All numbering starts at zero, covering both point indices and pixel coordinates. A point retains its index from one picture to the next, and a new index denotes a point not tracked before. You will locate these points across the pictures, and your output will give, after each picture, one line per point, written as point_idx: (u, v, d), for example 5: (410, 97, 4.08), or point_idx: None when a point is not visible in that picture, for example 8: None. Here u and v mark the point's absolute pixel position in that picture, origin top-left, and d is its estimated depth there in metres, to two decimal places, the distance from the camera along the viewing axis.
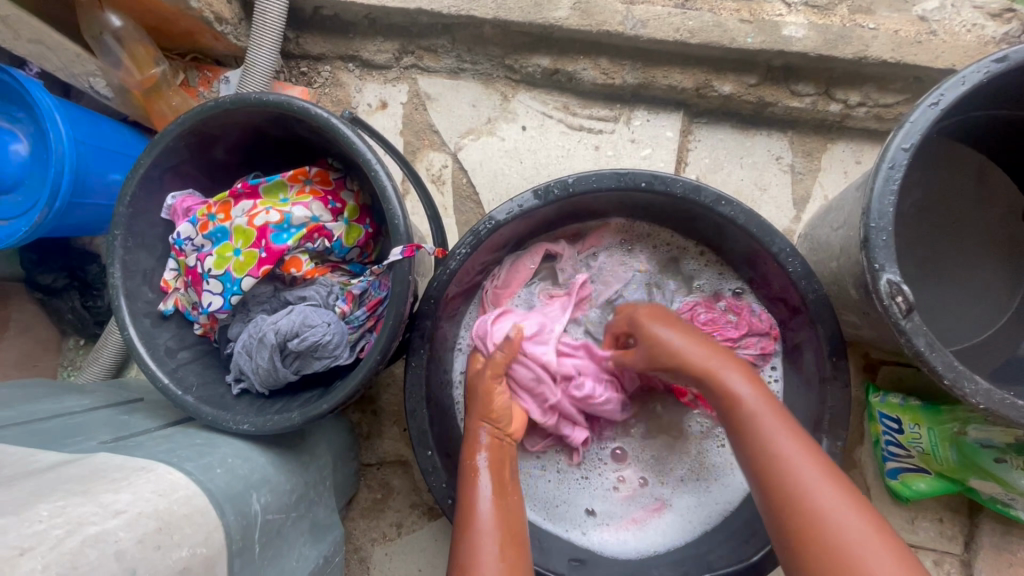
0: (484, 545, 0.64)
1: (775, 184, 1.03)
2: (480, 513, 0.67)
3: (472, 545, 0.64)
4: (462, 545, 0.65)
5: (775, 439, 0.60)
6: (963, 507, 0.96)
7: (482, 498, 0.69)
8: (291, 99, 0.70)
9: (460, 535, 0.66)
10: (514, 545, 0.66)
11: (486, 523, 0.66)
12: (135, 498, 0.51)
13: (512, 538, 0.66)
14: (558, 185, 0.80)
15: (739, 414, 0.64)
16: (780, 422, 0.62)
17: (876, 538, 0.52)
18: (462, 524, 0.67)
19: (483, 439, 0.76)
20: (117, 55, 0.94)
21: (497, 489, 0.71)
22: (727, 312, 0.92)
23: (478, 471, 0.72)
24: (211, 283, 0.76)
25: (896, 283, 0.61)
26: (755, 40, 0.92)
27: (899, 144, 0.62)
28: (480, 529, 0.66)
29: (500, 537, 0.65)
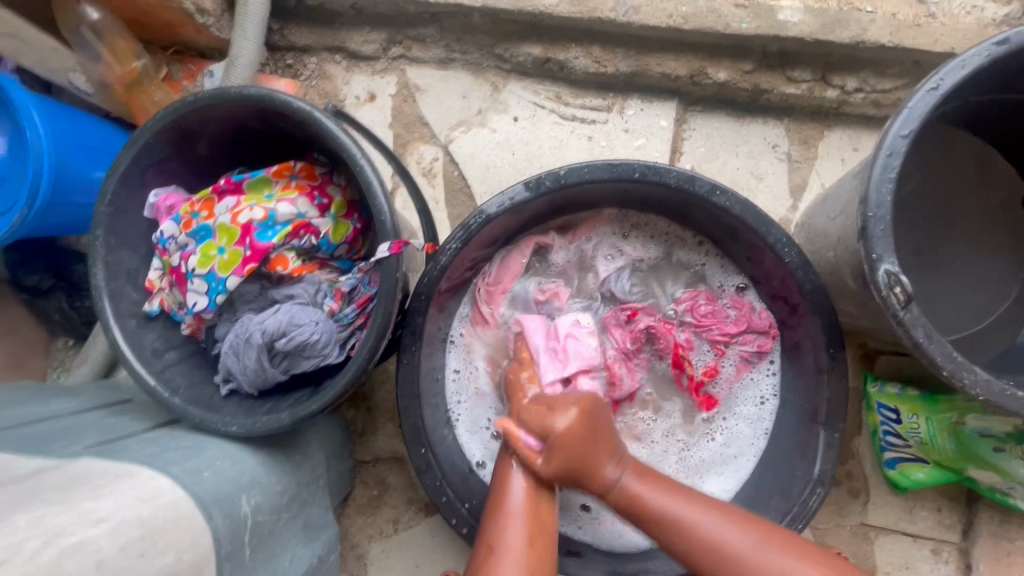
0: (511, 527, 0.66)
1: (771, 173, 1.01)
2: (511, 494, 0.69)
3: (501, 527, 0.66)
4: (490, 526, 0.67)
5: (650, 498, 0.67)
6: (961, 495, 0.96)
7: (514, 475, 0.71)
8: (272, 93, 0.69)
9: (492, 515, 0.68)
10: (542, 533, 0.67)
11: (517, 505, 0.68)
12: (118, 505, 0.50)
13: (541, 528, 0.68)
14: (549, 177, 0.78)
15: (626, 506, 0.68)
16: (649, 478, 0.69)
17: (761, 536, 0.63)
18: (493, 504, 0.69)
19: (522, 414, 0.78)
20: (95, 48, 0.93)
21: (530, 468, 0.72)
22: (727, 308, 0.91)
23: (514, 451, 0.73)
24: (196, 282, 0.74)
25: (894, 274, 0.60)
26: (749, 26, 0.90)
27: (897, 131, 0.61)
28: (509, 514, 0.67)
29: (528, 526, 0.67)
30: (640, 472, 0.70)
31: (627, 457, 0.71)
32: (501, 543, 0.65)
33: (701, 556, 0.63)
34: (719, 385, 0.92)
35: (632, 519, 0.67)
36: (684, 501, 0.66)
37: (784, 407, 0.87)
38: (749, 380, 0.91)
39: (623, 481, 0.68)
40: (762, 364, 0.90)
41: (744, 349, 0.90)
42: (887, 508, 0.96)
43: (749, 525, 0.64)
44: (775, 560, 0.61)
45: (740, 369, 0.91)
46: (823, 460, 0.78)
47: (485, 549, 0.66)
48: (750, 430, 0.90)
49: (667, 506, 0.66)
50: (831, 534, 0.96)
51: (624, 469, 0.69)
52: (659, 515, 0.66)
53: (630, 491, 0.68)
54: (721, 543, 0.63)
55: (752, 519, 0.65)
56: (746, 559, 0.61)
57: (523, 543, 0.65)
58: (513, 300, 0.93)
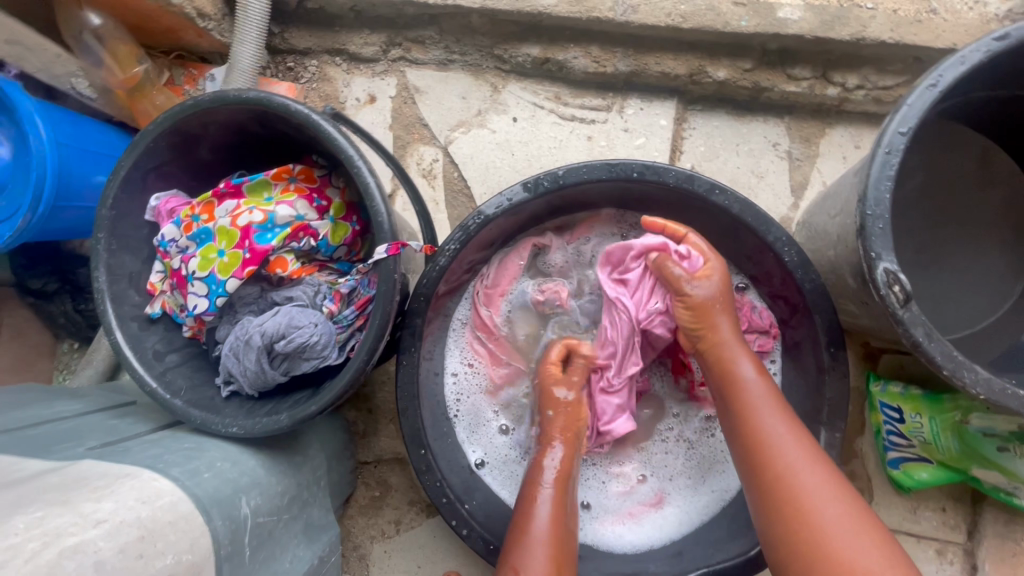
0: (537, 555, 0.66)
1: (772, 172, 1.01)
2: (536, 522, 0.70)
3: (526, 552, 0.67)
4: (515, 551, 0.67)
5: (764, 419, 0.68)
6: (966, 496, 0.95)
7: (541, 504, 0.72)
8: (270, 96, 0.69)
9: (515, 543, 0.68)
10: (565, 562, 0.68)
11: (542, 534, 0.69)
12: (117, 507, 0.50)
13: (563, 553, 0.68)
14: (547, 177, 0.78)
15: (734, 390, 0.72)
16: (776, 409, 0.68)
17: (841, 506, 0.60)
18: (517, 530, 0.70)
19: (556, 450, 0.79)
20: (98, 54, 0.94)
21: (557, 499, 0.73)
22: None
23: (543, 486, 0.75)
24: (196, 285, 0.74)
25: (893, 273, 0.59)
26: (749, 23, 0.90)
27: (896, 128, 0.60)
28: (534, 540, 0.68)
29: (555, 551, 0.67)
30: (777, 397, 0.70)
31: (775, 390, 0.71)
32: (527, 568, 0.65)
33: (780, 485, 0.63)
34: None
35: (738, 409, 0.70)
36: (789, 437, 0.66)
37: None
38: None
39: (750, 377, 0.72)
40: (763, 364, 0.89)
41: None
42: (891, 509, 0.95)
43: (837, 489, 0.61)
44: (840, 521, 0.59)
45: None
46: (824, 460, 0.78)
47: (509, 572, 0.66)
48: None
49: (776, 435, 0.66)
50: None
51: (758, 375, 0.72)
52: (757, 423, 0.68)
53: (747, 404, 0.70)
54: (801, 486, 0.62)
55: (845, 487, 0.62)
56: (820, 512, 0.59)
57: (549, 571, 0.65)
58: (512, 302, 0.94)
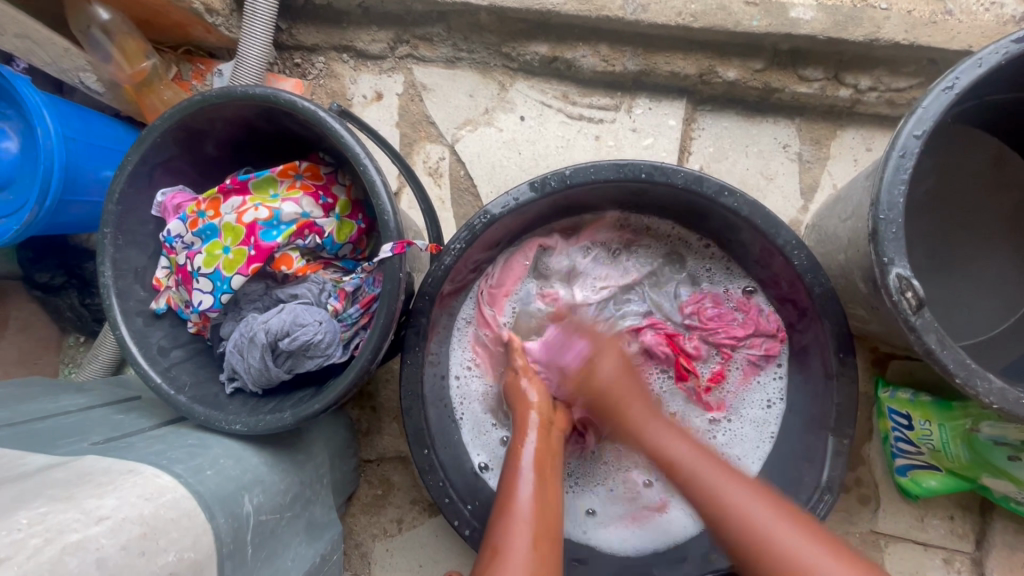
0: (520, 532, 0.62)
1: (781, 174, 1.00)
2: (518, 500, 0.66)
3: (507, 530, 0.63)
4: (495, 531, 0.64)
5: (720, 484, 0.64)
6: (974, 505, 0.94)
7: (521, 482, 0.68)
8: (278, 93, 0.69)
9: (497, 520, 0.65)
10: (547, 538, 0.63)
11: (524, 510, 0.65)
12: (120, 504, 0.50)
13: (548, 533, 0.64)
14: (554, 177, 0.78)
15: (666, 464, 0.69)
16: (726, 474, 0.65)
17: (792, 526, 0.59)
18: (499, 510, 0.66)
19: (532, 432, 0.76)
20: (107, 48, 0.93)
21: (537, 475, 0.70)
22: (733, 311, 0.90)
23: (521, 463, 0.71)
24: (201, 281, 0.74)
25: (906, 278, 0.58)
26: (760, 23, 0.89)
27: (911, 131, 0.59)
28: (514, 515, 0.64)
29: (538, 530, 0.63)
30: (713, 459, 0.68)
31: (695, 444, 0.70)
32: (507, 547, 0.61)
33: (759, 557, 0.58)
34: (725, 389, 0.90)
35: (691, 483, 0.66)
36: (716, 470, 0.66)
37: (792, 412, 0.86)
38: (756, 385, 0.89)
39: (686, 455, 0.68)
40: (770, 368, 0.89)
41: (751, 353, 0.89)
42: (898, 516, 0.94)
43: (778, 511, 0.61)
44: None
45: (747, 373, 0.89)
46: (832, 467, 0.77)
47: (491, 552, 0.62)
48: (756, 432, 0.88)
49: (739, 500, 0.62)
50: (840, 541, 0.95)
51: (692, 449, 0.69)
52: (694, 467, 0.67)
53: (681, 454, 0.69)
54: (779, 553, 0.57)
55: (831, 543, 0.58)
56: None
57: (531, 548, 0.61)
58: (517, 304, 0.93)
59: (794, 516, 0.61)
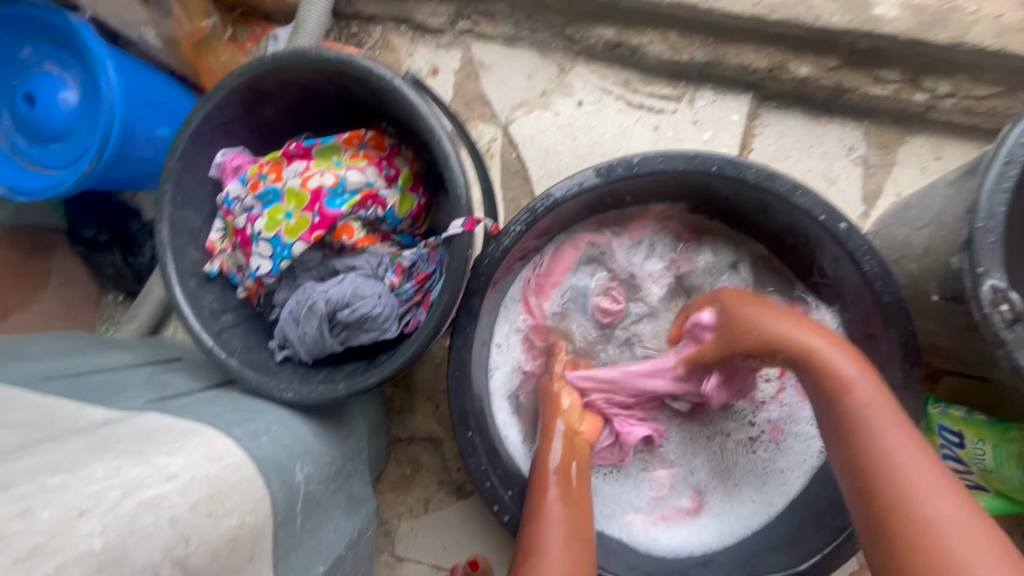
0: (551, 533, 0.67)
1: (844, 177, 0.97)
2: (548, 504, 0.71)
3: (538, 533, 0.68)
4: (529, 532, 0.69)
5: (848, 390, 0.59)
6: (1017, 530, 0.91)
7: (550, 493, 0.72)
8: (352, 58, 0.67)
9: (528, 523, 0.70)
10: (581, 538, 0.68)
11: (555, 517, 0.69)
12: (188, 463, 0.49)
13: (579, 534, 0.69)
14: (622, 163, 0.75)
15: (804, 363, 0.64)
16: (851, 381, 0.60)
17: (948, 493, 0.51)
18: (530, 513, 0.71)
19: (557, 437, 0.79)
20: (167, 2, 0.90)
21: (563, 477, 0.74)
22: None
23: (550, 470, 0.75)
24: (261, 245, 0.73)
25: (1001, 290, 0.56)
26: (841, 19, 0.86)
27: (1017, 138, 0.56)
28: (546, 521, 0.69)
29: (568, 534, 0.68)
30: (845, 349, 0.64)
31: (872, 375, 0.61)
32: (539, 549, 0.66)
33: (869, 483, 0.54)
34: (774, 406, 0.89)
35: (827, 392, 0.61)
36: (907, 445, 0.54)
37: None
38: (807, 402, 0.87)
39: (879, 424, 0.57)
40: None
41: None
42: None
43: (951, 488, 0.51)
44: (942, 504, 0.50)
45: (802, 390, 0.87)
46: None
47: (523, 553, 0.66)
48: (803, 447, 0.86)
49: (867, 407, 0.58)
50: None
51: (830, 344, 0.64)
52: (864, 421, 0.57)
53: (867, 413, 0.58)
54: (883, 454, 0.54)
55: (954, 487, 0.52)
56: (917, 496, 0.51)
57: (564, 548, 0.66)
58: (564, 295, 0.93)
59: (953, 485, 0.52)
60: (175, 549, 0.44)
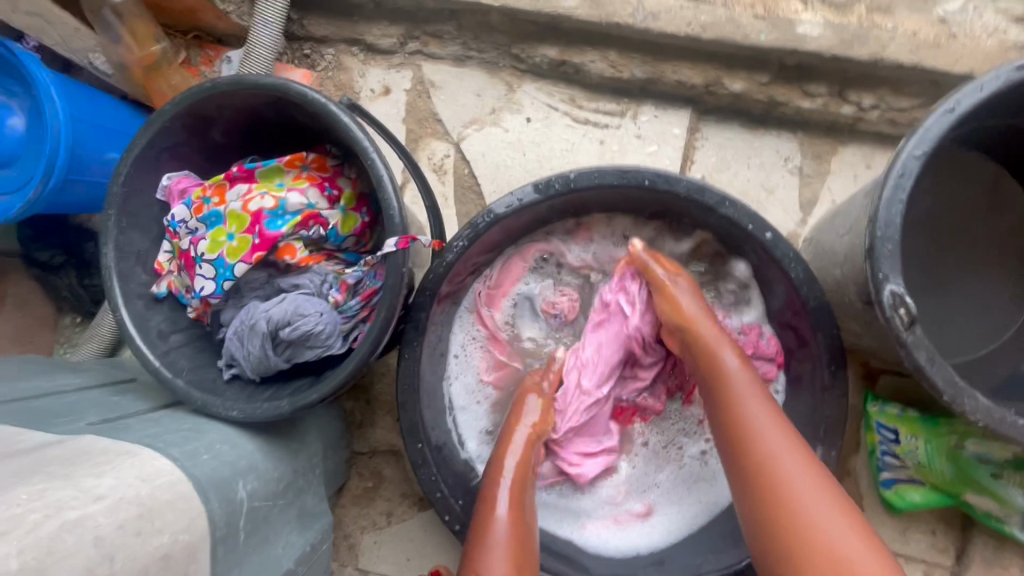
0: (496, 558, 0.65)
1: (781, 186, 1.01)
2: (497, 521, 0.69)
3: (484, 553, 0.65)
4: (476, 550, 0.66)
5: (746, 410, 0.65)
6: (956, 521, 0.95)
7: (500, 506, 0.71)
8: (289, 84, 0.69)
9: (473, 541, 0.67)
10: (526, 554, 0.67)
11: (502, 536, 0.67)
12: (117, 484, 0.51)
13: (523, 556, 0.66)
14: (558, 180, 0.78)
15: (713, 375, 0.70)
16: (757, 398, 0.66)
17: (826, 493, 0.58)
18: (477, 529, 0.69)
19: (517, 437, 0.80)
20: (117, 31, 0.92)
21: (514, 492, 0.73)
22: (733, 329, 0.90)
23: (503, 475, 0.75)
24: (203, 267, 0.75)
25: (900, 294, 0.60)
26: (768, 38, 0.90)
27: (910, 151, 0.60)
28: (494, 542, 0.66)
29: (513, 556, 0.65)
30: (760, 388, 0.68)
31: (757, 379, 0.69)
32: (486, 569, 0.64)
33: (766, 479, 0.60)
34: None
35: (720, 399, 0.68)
36: (767, 416, 0.64)
37: None
38: None
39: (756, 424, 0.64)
40: None
41: None
42: (881, 529, 0.96)
43: (831, 492, 0.59)
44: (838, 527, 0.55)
45: None
46: None
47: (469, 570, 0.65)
48: None
49: (763, 428, 0.63)
50: None
51: (740, 365, 0.70)
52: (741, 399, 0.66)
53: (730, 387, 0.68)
54: (779, 471, 0.60)
55: (823, 475, 0.60)
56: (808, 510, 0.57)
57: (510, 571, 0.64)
58: (514, 304, 0.94)
59: (842, 497, 0.59)
60: (98, 568, 0.45)
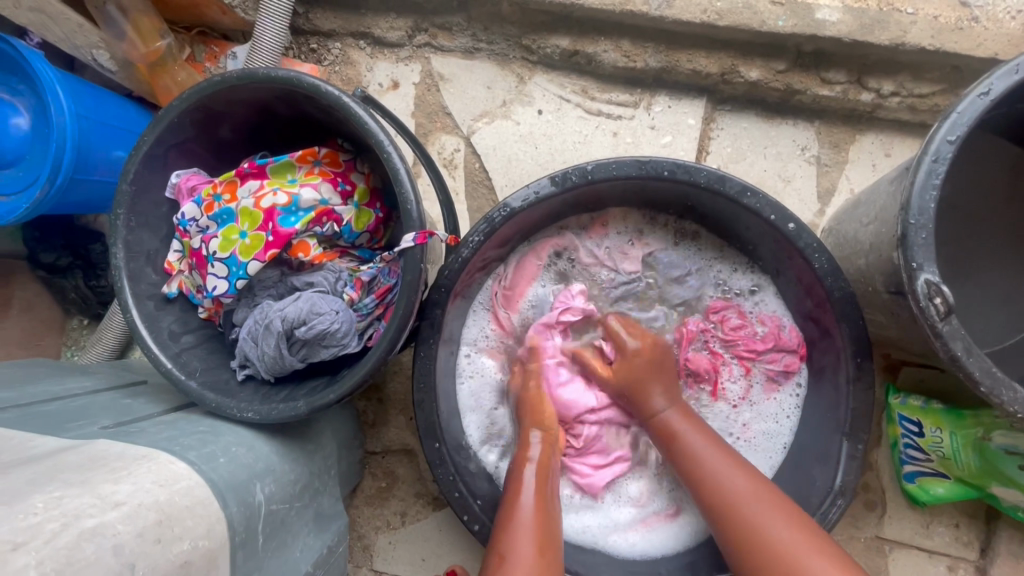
0: (521, 538, 0.66)
1: (799, 176, 0.99)
2: (522, 509, 0.70)
3: (510, 534, 0.67)
4: (503, 537, 0.67)
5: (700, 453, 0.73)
6: (980, 514, 0.94)
7: (524, 496, 0.72)
8: (301, 76, 0.67)
9: (501, 526, 0.68)
10: (551, 545, 0.67)
11: (526, 520, 0.68)
12: (136, 489, 0.49)
13: (548, 542, 0.67)
14: (576, 172, 0.77)
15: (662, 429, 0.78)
16: (706, 442, 0.74)
17: (781, 518, 0.65)
18: (503, 518, 0.69)
19: (534, 442, 0.78)
20: (121, 26, 0.90)
21: (539, 479, 0.74)
22: (752, 321, 0.89)
23: (528, 464, 0.75)
24: (216, 266, 0.73)
25: (934, 284, 0.58)
26: (786, 24, 0.88)
27: (944, 136, 0.58)
28: (518, 525, 0.68)
29: (537, 540, 0.66)
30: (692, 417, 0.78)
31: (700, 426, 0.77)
32: (512, 551, 0.65)
33: (722, 505, 0.69)
34: (740, 404, 0.89)
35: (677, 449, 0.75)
36: (728, 466, 0.71)
37: (807, 415, 0.85)
38: (770, 401, 0.88)
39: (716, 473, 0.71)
40: (788, 385, 0.88)
41: (770, 368, 0.88)
42: (904, 522, 0.94)
43: (808, 533, 0.64)
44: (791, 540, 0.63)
45: (765, 388, 0.89)
46: (844, 471, 0.77)
47: (497, 558, 0.65)
48: (768, 442, 0.87)
49: (715, 465, 0.71)
50: (845, 545, 0.95)
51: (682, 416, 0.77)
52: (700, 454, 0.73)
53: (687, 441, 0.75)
54: (732, 506, 0.68)
55: (776, 495, 0.68)
56: (753, 520, 0.66)
57: (534, 554, 0.65)
58: (530, 303, 0.92)
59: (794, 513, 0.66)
60: None
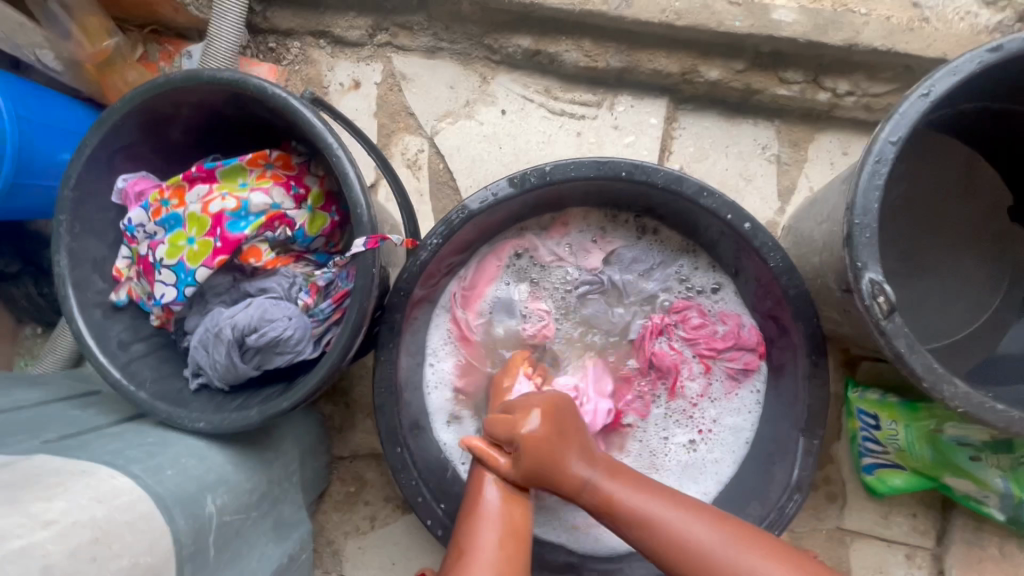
0: (485, 531, 0.65)
1: (760, 175, 1.00)
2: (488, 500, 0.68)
3: (473, 531, 0.65)
4: (464, 530, 0.66)
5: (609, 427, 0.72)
6: (936, 503, 0.96)
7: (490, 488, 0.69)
8: (247, 77, 0.66)
9: (466, 518, 0.67)
10: (517, 537, 0.66)
11: (491, 512, 0.66)
12: (69, 507, 0.48)
13: (516, 532, 0.66)
14: (534, 173, 0.76)
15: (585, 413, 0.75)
16: None
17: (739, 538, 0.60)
18: (467, 514, 0.67)
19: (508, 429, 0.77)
20: (65, 25, 0.87)
21: (510, 475, 0.71)
22: (715, 321, 0.90)
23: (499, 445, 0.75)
24: (164, 273, 0.72)
25: (878, 283, 0.59)
26: (743, 24, 0.89)
27: (886, 137, 0.59)
28: (482, 517, 0.66)
29: (503, 531, 0.65)
30: None
31: None
32: (472, 545, 0.63)
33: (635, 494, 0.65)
34: (703, 401, 0.90)
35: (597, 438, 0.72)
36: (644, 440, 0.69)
37: (767, 411, 0.86)
38: (733, 397, 0.89)
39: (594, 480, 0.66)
40: (748, 382, 0.89)
41: (730, 365, 0.89)
42: (864, 513, 0.96)
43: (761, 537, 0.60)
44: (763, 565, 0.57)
45: (727, 385, 0.89)
46: (802, 466, 0.78)
47: (457, 552, 0.64)
48: (734, 434, 0.88)
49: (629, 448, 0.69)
50: (807, 537, 0.96)
51: None
52: None
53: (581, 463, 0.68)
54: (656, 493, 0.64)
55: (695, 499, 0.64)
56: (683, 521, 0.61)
57: (496, 550, 0.63)
58: (490, 304, 0.91)
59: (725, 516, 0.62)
60: None
